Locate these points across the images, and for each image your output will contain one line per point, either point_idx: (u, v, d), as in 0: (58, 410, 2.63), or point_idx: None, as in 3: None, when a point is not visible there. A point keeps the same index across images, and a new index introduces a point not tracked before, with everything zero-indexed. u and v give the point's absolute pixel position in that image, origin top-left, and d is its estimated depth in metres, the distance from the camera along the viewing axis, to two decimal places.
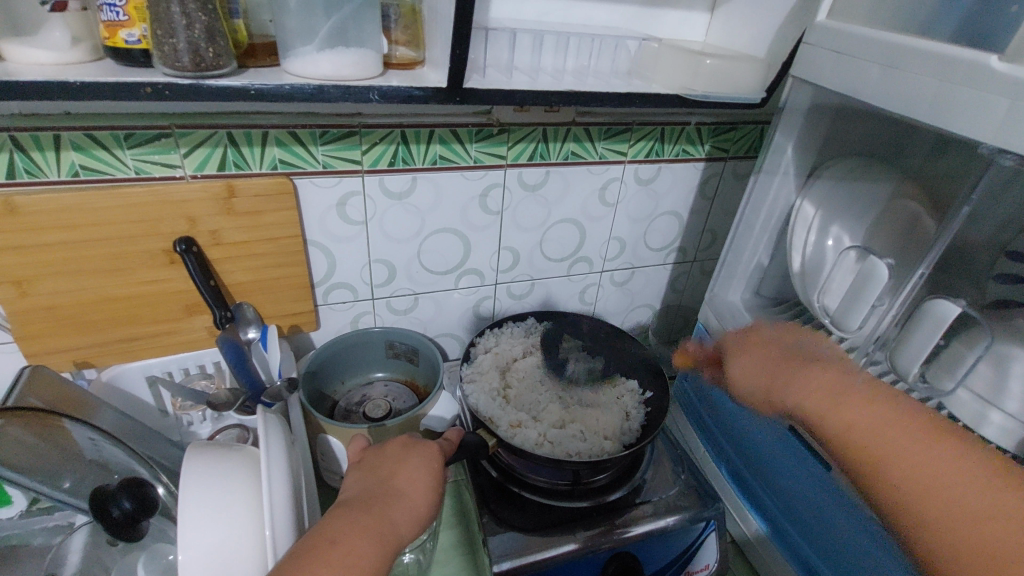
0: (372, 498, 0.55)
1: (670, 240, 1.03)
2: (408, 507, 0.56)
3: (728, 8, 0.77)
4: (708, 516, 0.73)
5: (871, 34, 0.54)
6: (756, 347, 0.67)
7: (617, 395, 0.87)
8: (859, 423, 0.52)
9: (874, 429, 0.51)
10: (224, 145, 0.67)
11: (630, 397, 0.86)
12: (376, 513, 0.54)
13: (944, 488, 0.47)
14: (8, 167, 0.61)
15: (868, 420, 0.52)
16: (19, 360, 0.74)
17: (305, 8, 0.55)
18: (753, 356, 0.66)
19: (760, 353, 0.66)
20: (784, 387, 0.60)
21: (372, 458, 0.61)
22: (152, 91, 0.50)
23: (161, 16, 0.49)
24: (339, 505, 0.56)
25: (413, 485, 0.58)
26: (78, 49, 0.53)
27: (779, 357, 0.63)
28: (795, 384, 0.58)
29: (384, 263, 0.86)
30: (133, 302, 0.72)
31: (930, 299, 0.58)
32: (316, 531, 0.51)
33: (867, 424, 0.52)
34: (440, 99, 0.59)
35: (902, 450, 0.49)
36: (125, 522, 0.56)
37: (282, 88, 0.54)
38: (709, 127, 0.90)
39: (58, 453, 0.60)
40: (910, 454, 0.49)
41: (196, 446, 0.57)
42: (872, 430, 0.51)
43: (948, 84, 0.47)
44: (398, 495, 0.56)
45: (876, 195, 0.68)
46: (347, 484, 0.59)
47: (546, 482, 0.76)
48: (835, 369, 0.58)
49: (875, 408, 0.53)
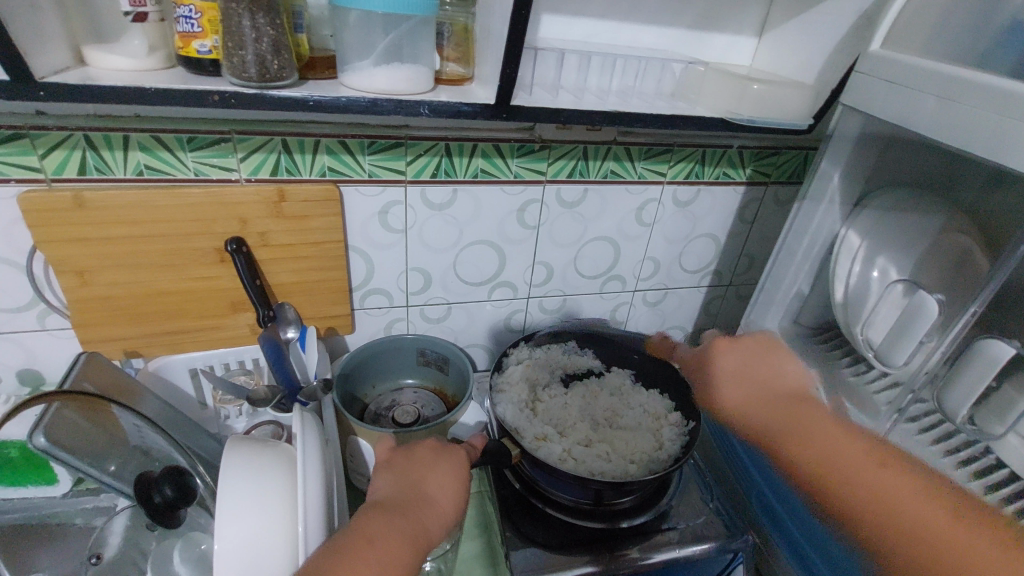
0: (405, 501, 0.56)
1: (706, 263, 1.01)
2: (438, 515, 0.56)
3: (777, 34, 0.77)
4: (737, 548, 0.72)
5: (929, 65, 0.53)
6: (740, 373, 0.70)
7: (658, 425, 0.85)
8: (816, 445, 0.58)
9: (836, 452, 0.56)
10: (279, 151, 0.70)
11: (670, 428, 0.83)
12: (411, 518, 0.54)
13: (900, 510, 0.50)
14: (79, 165, 0.65)
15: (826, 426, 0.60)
16: (75, 347, 0.78)
17: (364, 24, 0.58)
18: (736, 379, 0.69)
19: (747, 379, 0.69)
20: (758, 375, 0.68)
21: (402, 460, 0.61)
22: (219, 99, 0.53)
23: (233, 29, 0.52)
24: (372, 505, 0.56)
25: (444, 492, 0.58)
26: (154, 57, 0.56)
27: (754, 382, 0.68)
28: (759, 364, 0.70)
29: (420, 271, 0.87)
30: (182, 297, 0.76)
31: (982, 339, 0.56)
32: (354, 530, 0.52)
33: (823, 446, 0.58)
34: (487, 115, 0.61)
35: (857, 474, 0.54)
36: (164, 509, 0.58)
37: (339, 100, 0.56)
38: (751, 151, 0.89)
39: (106, 437, 0.63)
40: (870, 477, 0.53)
41: (235, 440, 0.59)
42: (827, 451, 0.57)
43: (1008, 119, 0.46)
44: (430, 502, 0.57)
45: (927, 227, 0.65)
46: (376, 484, 0.59)
47: (570, 500, 0.74)
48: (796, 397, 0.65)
49: (832, 435, 0.58)
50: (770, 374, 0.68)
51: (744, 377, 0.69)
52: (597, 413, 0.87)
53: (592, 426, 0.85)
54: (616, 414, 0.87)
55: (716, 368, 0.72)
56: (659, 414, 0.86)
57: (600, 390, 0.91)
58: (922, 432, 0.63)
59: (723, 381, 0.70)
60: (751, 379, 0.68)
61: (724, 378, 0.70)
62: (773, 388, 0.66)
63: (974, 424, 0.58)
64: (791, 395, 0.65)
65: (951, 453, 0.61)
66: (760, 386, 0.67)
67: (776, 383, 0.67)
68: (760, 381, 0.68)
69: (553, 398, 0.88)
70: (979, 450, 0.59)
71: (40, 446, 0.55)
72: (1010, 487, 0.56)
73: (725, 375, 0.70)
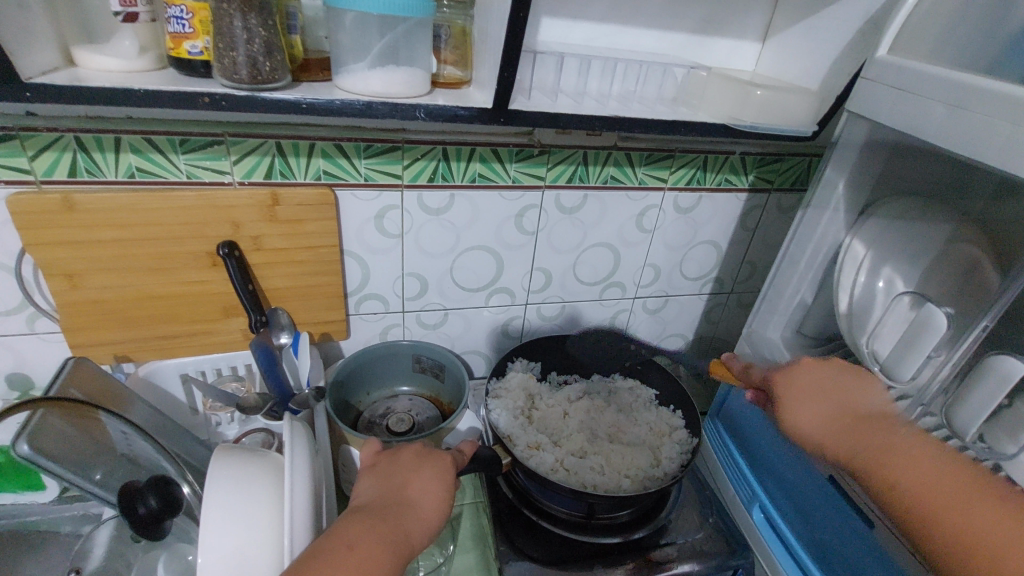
0: (387, 506, 0.54)
1: (708, 270, 1.00)
2: (423, 520, 0.54)
3: (781, 38, 0.75)
4: (736, 565, 0.70)
5: (937, 72, 0.52)
6: (816, 400, 0.58)
7: (659, 443, 0.83)
8: (913, 478, 0.49)
9: (926, 485, 0.48)
10: (273, 154, 0.69)
11: (672, 446, 0.81)
12: (393, 522, 0.52)
13: (996, 543, 0.44)
14: (70, 167, 0.64)
15: (916, 475, 0.49)
16: (64, 350, 0.77)
17: (360, 26, 0.57)
18: (817, 406, 0.57)
19: (830, 407, 0.57)
20: (824, 415, 0.57)
21: (387, 464, 0.59)
22: (209, 101, 0.52)
23: (224, 30, 0.51)
24: (354, 509, 0.54)
25: (429, 497, 0.56)
26: (144, 58, 0.55)
27: (834, 412, 0.56)
28: (821, 402, 0.57)
29: (416, 277, 0.86)
30: (174, 301, 0.75)
31: (994, 355, 0.54)
32: (334, 533, 0.50)
33: (922, 480, 0.49)
34: (484, 119, 0.60)
35: (946, 505, 0.47)
36: (149, 520, 0.56)
37: (333, 102, 0.55)
38: (754, 158, 0.88)
39: (92, 445, 0.61)
40: (957, 503, 0.47)
41: (223, 449, 0.58)
42: (922, 484, 0.48)
43: (1020, 128, 0.44)
44: (414, 507, 0.55)
45: (934, 237, 0.64)
46: (361, 488, 0.57)
47: (563, 511, 0.72)
48: (879, 423, 0.54)
49: (920, 458, 0.50)
50: (848, 396, 0.57)
51: (820, 407, 0.57)
52: (597, 426, 0.86)
53: (589, 439, 0.83)
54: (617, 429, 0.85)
55: (787, 393, 0.60)
56: (664, 431, 0.84)
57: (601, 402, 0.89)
58: None
59: (803, 411, 0.58)
60: (826, 405, 0.57)
61: (796, 403, 0.58)
62: (851, 408, 0.56)
63: (983, 442, 0.56)
64: (865, 415, 0.56)
65: None
66: (838, 411, 0.56)
67: (846, 403, 0.57)
68: (836, 406, 0.57)
69: (551, 408, 0.87)
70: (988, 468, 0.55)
71: (24, 454, 0.54)
72: None
73: (800, 407, 0.58)
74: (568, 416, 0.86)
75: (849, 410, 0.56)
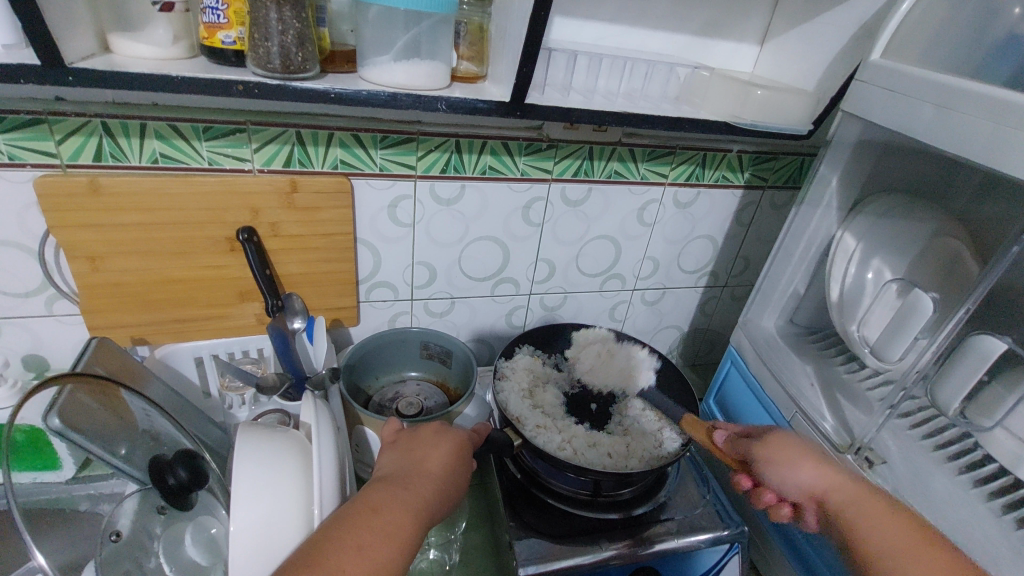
0: (408, 474, 0.57)
1: (704, 264, 1.04)
2: (442, 492, 0.57)
3: (779, 42, 0.79)
4: (731, 538, 0.73)
5: (926, 75, 0.56)
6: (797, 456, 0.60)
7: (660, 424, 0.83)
8: (886, 534, 0.52)
9: (889, 537, 0.52)
10: (292, 142, 0.71)
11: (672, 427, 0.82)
12: (414, 490, 0.55)
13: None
14: (95, 152, 0.66)
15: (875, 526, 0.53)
16: (82, 333, 0.78)
17: (387, 21, 0.59)
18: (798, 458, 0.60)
19: (796, 457, 0.59)
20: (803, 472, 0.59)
21: (407, 440, 0.63)
22: (243, 88, 0.54)
23: (259, 21, 0.53)
24: (377, 480, 0.57)
25: (448, 468, 0.59)
26: (177, 46, 0.57)
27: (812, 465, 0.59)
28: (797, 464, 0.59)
29: (426, 266, 0.89)
30: (192, 285, 0.76)
31: (975, 335, 0.58)
32: (359, 500, 0.53)
33: (890, 536, 0.52)
34: (501, 112, 0.62)
35: (901, 554, 0.50)
36: (178, 491, 0.61)
37: (360, 93, 0.57)
38: (750, 156, 0.92)
39: (117, 421, 0.63)
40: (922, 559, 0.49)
41: (247, 426, 0.60)
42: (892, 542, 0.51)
43: (1003, 127, 0.49)
44: (433, 477, 0.58)
45: (918, 233, 0.68)
46: (383, 462, 0.61)
47: (568, 490, 0.75)
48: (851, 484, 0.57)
49: (883, 514, 0.54)
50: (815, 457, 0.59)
51: (802, 459, 0.59)
52: (627, 368, 0.92)
53: (619, 376, 0.91)
54: (642, 375, 0.91)
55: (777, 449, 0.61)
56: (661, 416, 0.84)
57: (638, 353, 0.93)
58: (913, 428, 0.65)
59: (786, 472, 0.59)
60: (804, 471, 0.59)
61: (780, 467, 0.59)
62: (818, 466, 0.58)
63: (966, 417, 0.60)
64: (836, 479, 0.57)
65: (940, 446, 0.63)
66: (805, 464, 0.59)
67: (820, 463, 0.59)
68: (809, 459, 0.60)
69: (587, 353, 0.93)
70: (970, 443, 0.62)
71: (55, 427, 0.55)
72: (998, 482, 0.58)
73: (779, 471, 0.59)
74: (602, 356, 0.93)
75: (814, 463, 0.59)
